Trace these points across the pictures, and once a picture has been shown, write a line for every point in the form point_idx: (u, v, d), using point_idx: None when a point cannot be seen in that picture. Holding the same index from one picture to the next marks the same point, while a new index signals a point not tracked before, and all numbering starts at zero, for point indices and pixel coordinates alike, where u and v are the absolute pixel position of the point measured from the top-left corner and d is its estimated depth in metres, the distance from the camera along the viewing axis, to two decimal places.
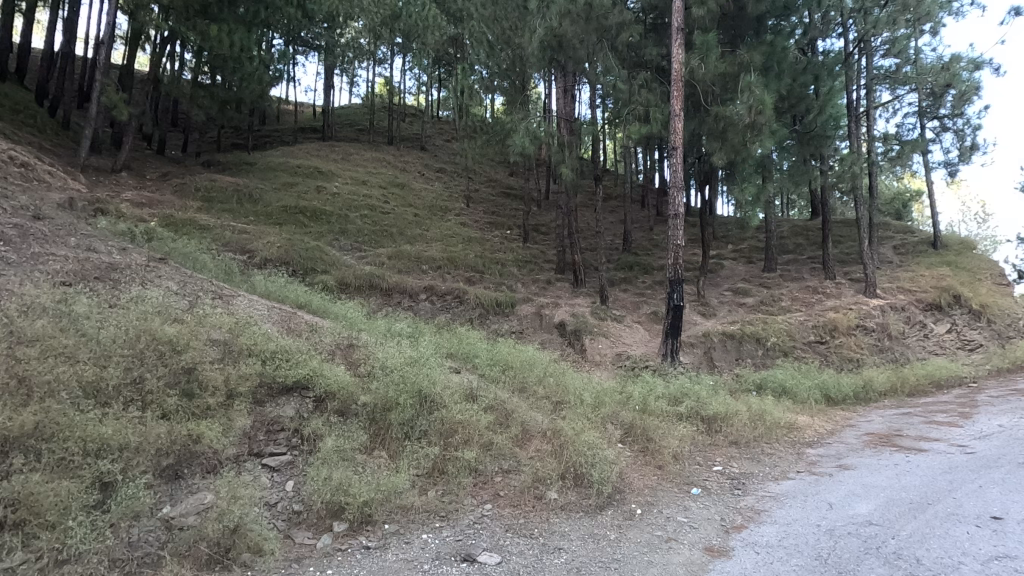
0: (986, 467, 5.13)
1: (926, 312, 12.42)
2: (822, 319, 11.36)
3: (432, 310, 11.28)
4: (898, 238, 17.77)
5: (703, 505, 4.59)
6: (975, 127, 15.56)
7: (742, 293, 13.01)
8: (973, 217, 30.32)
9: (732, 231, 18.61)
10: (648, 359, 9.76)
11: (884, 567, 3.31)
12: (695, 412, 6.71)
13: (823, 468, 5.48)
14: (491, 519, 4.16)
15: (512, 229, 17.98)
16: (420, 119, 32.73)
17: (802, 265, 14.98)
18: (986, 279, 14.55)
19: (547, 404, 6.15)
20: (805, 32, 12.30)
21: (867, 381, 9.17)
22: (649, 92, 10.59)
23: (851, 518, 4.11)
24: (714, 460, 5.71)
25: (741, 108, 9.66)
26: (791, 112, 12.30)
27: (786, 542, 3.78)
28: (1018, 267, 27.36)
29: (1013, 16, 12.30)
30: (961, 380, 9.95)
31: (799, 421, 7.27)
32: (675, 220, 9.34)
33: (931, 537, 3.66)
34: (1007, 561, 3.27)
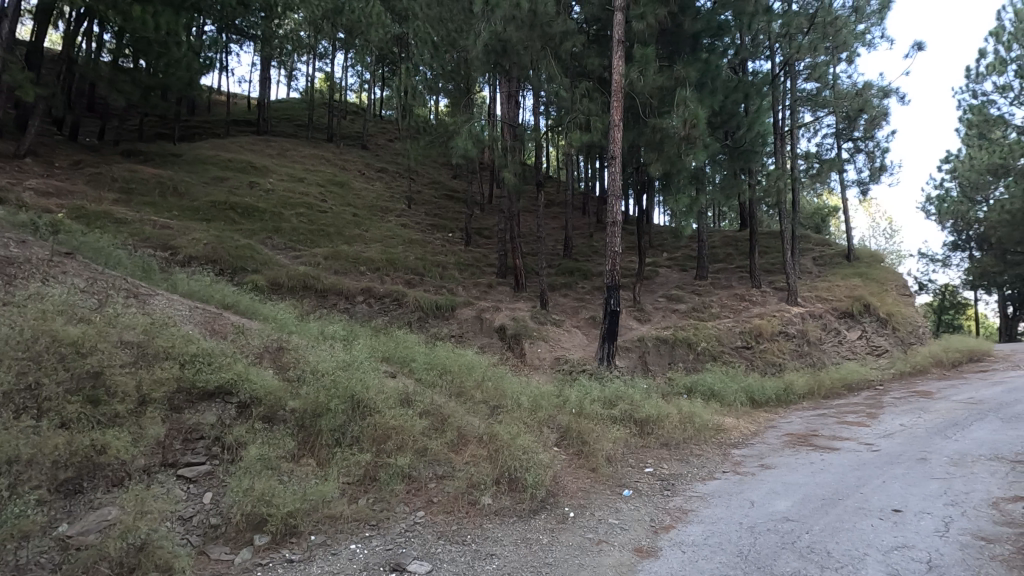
0: (889, 463, 5.54)
1: (841, 319, 13.31)
2: (748, 325, 11.95)
3: (369, 312, 11.00)
4: (817, 251, 19.00)
5: (634, 506, 4.70)
6: (884, 150, 16.88)
7: (676, 299, 13.51)
8: (882, 232, 32.89)
9: (667, 240, 19.28)
10: (585, 363, 9.92)
11: (798, 561, 3.48)
12: (629, 415, 6.87)
13: (746, 468, 5.73)
14: (423, 527, 4.07)
15: (454, 232, 17.85)
16: (360, 117, 31.96)
17: (731, 274, 15.72)
18: (892, 290, 15.80)
19: (484, 409, 6.10)
20: (737, 53, 12.86)
21: (788, 384, 9.71)
22: (591, 101, 10.82)
23: (770, 514, 4.31)
24: (645, 462, 5.86)
25: (677, 121, 10.05)
26: (723, 128, 12.90)
27: (711, 540, 3.91)
28: (919, 279, 30.04)
29: (916, 50, 13.49)
30: (870, 383, 10.73)
31: (727, 422, 7.59)
32: (613, 227, 9.56)
33: (840, 531, 3.89)
34: (906, 551, 3.51)
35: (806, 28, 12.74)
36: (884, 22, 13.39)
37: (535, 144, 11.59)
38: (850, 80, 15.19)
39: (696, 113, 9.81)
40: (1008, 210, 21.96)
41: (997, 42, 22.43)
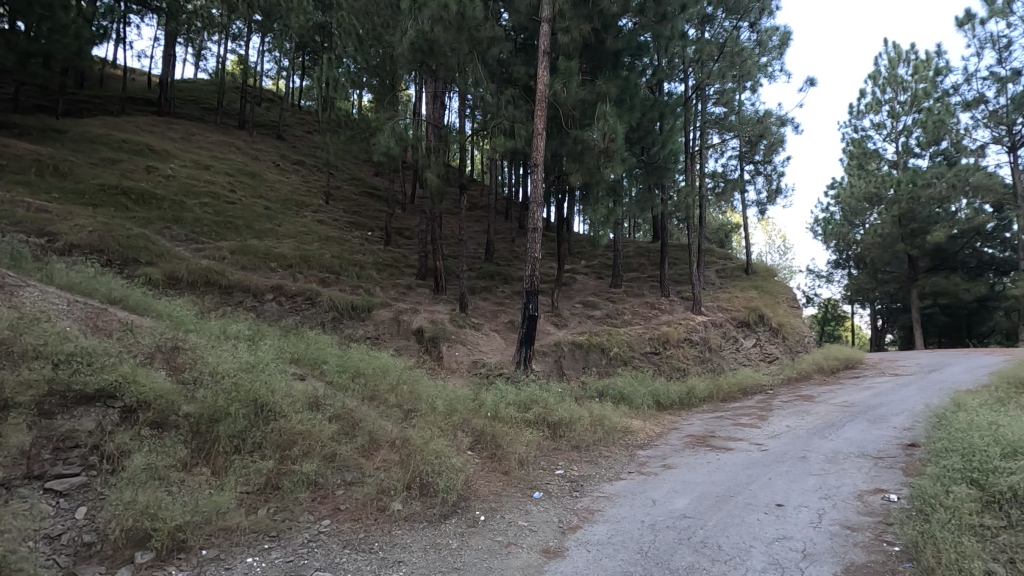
0: (775, 461, 6.05)
1: (739, 328, 14.36)
2: (657, 332, 12.57)
3: (279, 312, 10.43)
4: (720, 264, 20.41)
5: (544, 508, 4.79)
6: (780, 174, 18.45)
7: (591, 306, 13.97)
8: (776, 249, 35.91)
9: (585, 248, 19.90)
10: (502, 367, 10.01)
11: (693, 555, 3.70)
12: (543, 419, 7.01)
13: (650, 468, 6.03)
14: (328, 536, 3.91)
15: (374, 230, 17.38)
16: (277, 105, 30.37)
17: (644, 283, 16.49)
18: (783, 302, 17.26)
19: (398, 412, 5.98)
20: (654, 74, 13.57)
21: (690, 388, 10.32)
22: (515, 108, 10.98)
23: (670, 512, 4.56)
24: (556, 464, 6.00)
25: (597, 134, 10.41)
26: (639, 143, 13.50)
27: (614, 539, 4.07)
28: (807, 293, 33.13)
29: (809, 85, 14.90)
30: (762, 387, 11.65)
31: (634, 425, 7.93)
32: (534, 233, 9.72)
33: (731, 525, 4.19)
34: (786, 542, 3.84)
35: (717, 56, 13.67)
36: (783, 57, 14.67)
37: (460, 146, 11.58)
38: (753, 108, 16.51)
39: (615, 128, 10.23)
40: (880, 234, 24.74)
41: (875, 84, 25.28)
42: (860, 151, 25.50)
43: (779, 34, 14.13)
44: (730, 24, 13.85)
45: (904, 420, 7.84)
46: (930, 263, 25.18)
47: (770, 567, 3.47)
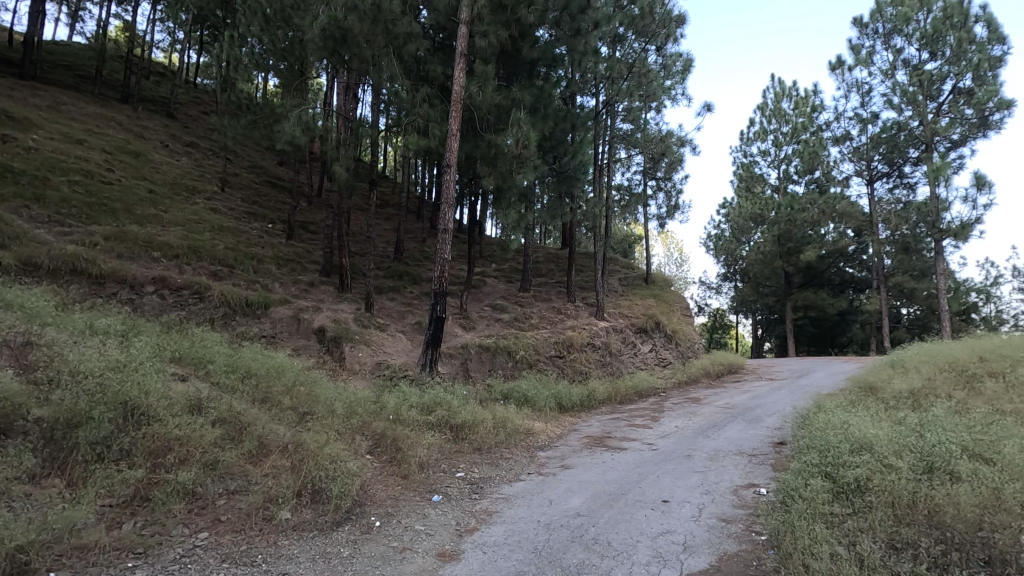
0: (663, 460, 6.43)
1: (637, 334, 15.13)
2: (562, 336, 12.92)
3: (161, 305, 9.51)
4: (623, 272, 21.42)
5: (442, 511, 4.75)
6: (678, 191, 19.73)
7: (500, 309, 14.09)
8: (674, 260, 38.38)
9: (496, 252, 20.05)
10: (408, 368, 9.81)
11: (584, 552, 3.83)
12: (445, 421, 6.96)
13: (549, 469, 6.17)
14: (205, 550, 3.59)
15: (274, 222, 16.38)
16: (168, 80, 27.79)
17: (551, 288, 16.90)
18: (678, 310, 18.44)
19: (291, 416, 5.65)
20: (568, 86, 14.02)
21: (591, 391, 10.72)
22: (431, 107, 10.83)
23: (564, 511, 4.69)
24: (457, 467, 5.98)
25: (510, 140, 10.56)
26: (552, 152, 13.86)
27: (510, 539, 4.12)
28: (699, 303, 35.69)
29: (707, 110, 16.09)
30: (655, 390, 12.33)
31: (536, 426, 8.09)
32: (444, 234, 9.66)
33: (620, 522, 4.39)
34: (669, 536, 4.08)
35: (626, 74, 14.36)
36: (685, 82, 15.72)
37: (371, 141, 11.24)
38: (657, 126, 17.53)
39: (528, 135, 10.41)
40: (762, 251, 27.22)
41: (762, 115, 27.82)
42: (748, 175, 27.90)
43: (682, 61, 15.15)
44: (640, 45, 14.53)
45: (775, 420, 8.67)
46: (802, 279, 28.07)
47: (654, 560, 3.67)
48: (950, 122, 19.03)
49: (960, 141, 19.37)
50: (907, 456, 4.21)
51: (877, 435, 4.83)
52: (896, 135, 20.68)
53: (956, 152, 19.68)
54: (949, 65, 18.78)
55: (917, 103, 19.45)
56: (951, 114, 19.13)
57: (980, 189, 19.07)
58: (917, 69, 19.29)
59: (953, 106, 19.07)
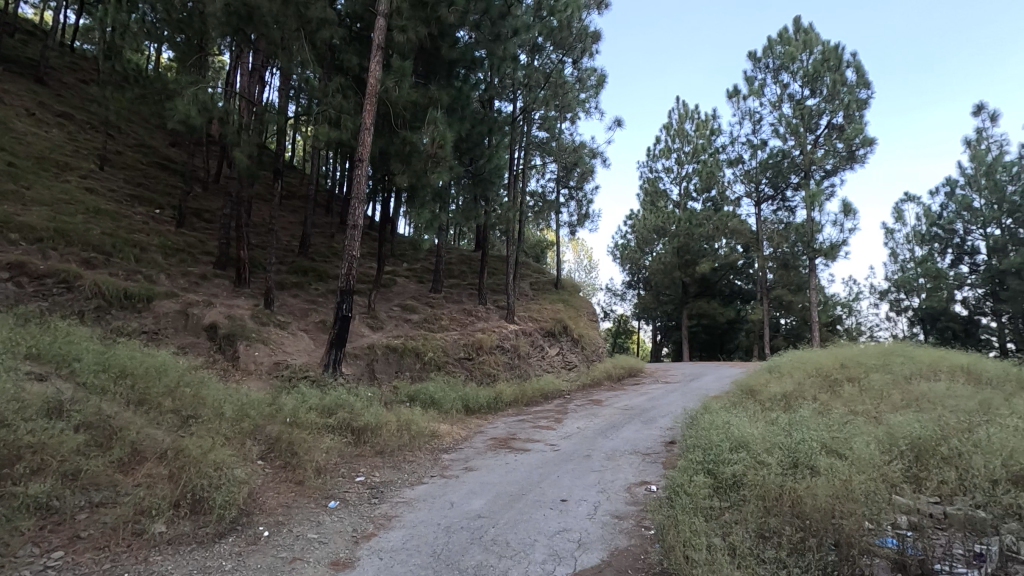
0: (564, 460, 6.62)
1: (545, 337, 15.50)
2: (471, 338, 12.92)
3: (18, 294, 8.36)
4: (533, 277, 21.84)
5: (338, 518, 4.56)
6: (589, 201, 20.45)
7: (409, 310, 13.84)
8: (583, 266, 39.77)
9: (408, 251, 19.68)
10: (309, 369, 9.34)
11: (483, 553, 3.85)
12: (346, 424, 6.70)
13: (452, 471, 6.15)
14: (58, 572, 3.19)
15: (162, 208, 14.98)
16: (37, 39, 24.54)
17: (463, 290, 16.86)
18: (585, 315, 19.10)
19: (173, 419, 5.19)
20: (487, 89, 14.10)
21: (498, 393, 10.81)
22: (344, 98, 10.41)
23: (465, 513, 4.70)
24: (357, 471, 5.79)
25: (426, 139, 10.43)
26: (468, 154, 13.84)
27: (409, 544, 4.05)
28: (605, 308, 37.26)
29: (617, 125, 16.84)
30: (561, 392, 12.66)
31: (441, 429, 8.01)
32: (354, 230, 9.33)
33: (520, 522, 4.46)
34: (566, 534, 4.21)
35: (543, 83, 14.70)
36: (598, 96, 16.36)
37: (278, 129, 10.60)
38: (571, 137, 18.07)
39: (444, 135, 10.30)
40: (663, 261, 29.00)
41: (668, 133, 29.61)
42: (653, 190, 29.55)
43: (596, 76, 15.76)
44: (557, 57, 14.92)
45: (668, 420, 9.24)
46: (697, 289, 30.18)
47: (549, 558, 3.77)
48: (825, 153, 21.33)
49: (833, 171, 21.73)
50: (776, 453, 4.65)
51: (753, 434, 5.26)
52: (781, 161, 22.79)
53: (829, 180, 22.05)
54: (825, 102, 21.02)
55: (799, 134, 21.60)
56: (826, 146, 21.45)
57: (846, 215, 21.56)
58: (800, 104, 21.46)
59: (827, 139, 21.39)
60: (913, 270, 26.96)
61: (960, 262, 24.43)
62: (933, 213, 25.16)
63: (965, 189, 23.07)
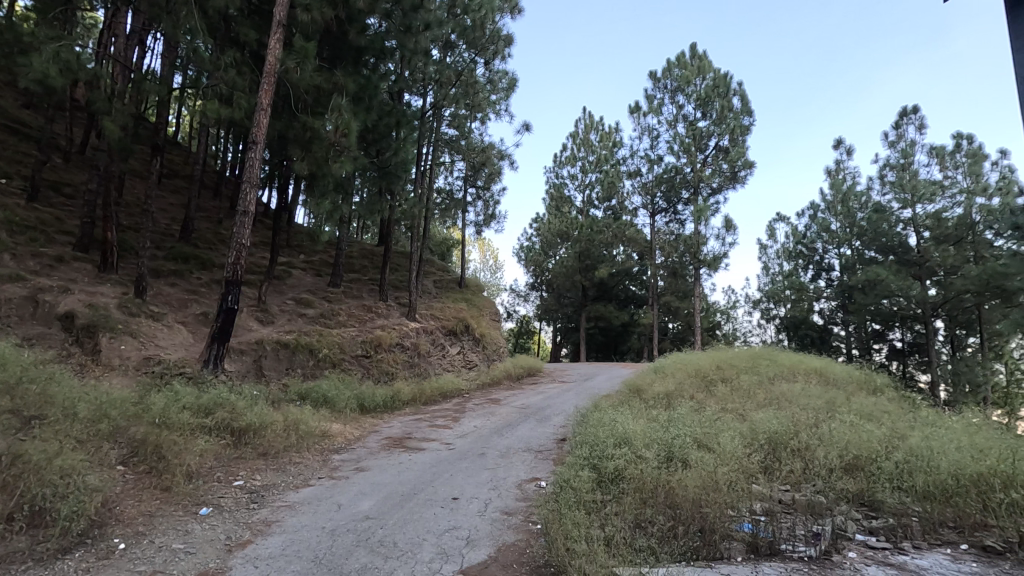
0: (458, 459, 6.62)
1: (447, 336, 15.39)
2: (370, 335, 12.50)
3: None
4: (438, 275, 21.68)
5: (209, 526, 4.22)
6: (496, 201, 20.65)
7: (304, 304, 13.15)
8: (488, 267, 40.10)
9: (305, 242, 18.69)
10: (185, 365, 8.57)
11: (368, 555, 3.75)
12: (225, 424, 6.23)
13: (342, 472, 5.92)
14: None
15: (10, 177, 13.02)
16: None
17: (363, 286, 16.31)
18: (487, 315, 19.24)
19: (11, 420, 4.53)
20: (396, 81, 13.78)
21: (395, 392, 10.58)
22: (238, 74, 9.69)
23: (353, 515, 4.54)
24: (235, 475, 5.39)
25: (328, 125, 9.98)
26: (374, 146, 13.37)
27: (288, 549, 3.84)
28: (507, 309, 37.90)
29: (525, 129, 17.19)
30: (460, 391, 12.65)
31: (333, 429, 7.69)
32: (243, 217, 8.71)
33: (409, 522, 4.40)
34: (456, 532, 4.22)
35: (454, 81, 14.65)
36: (509, 99, 16.58)
37: (158, 99, 9.63)
38: (481, 137, 18.17)
39: (348, 123, 9.93)
40: (565, 265, 29.99)
41: (574, 141, 30.68)
42: (558, 195, 30.55)
43: (507, 79, 16.01)
44: (469, 55, 14.89)
45: (561, 418, 9.56)
46: (595, 292, 31.55)
47: (436, 557, 3.76)
48: (712, 172, 23.23)
49: (718, 189, 23.69)
50: (653, 448, 4.99)
51: (636, 430, 5.62)
52: (674, 177, 24.48)
53: (714, 198, 24.01)
54: (714, 125, 22.85)
55: (690, 152, 23.32)
56: (713, 166, 23.35)
57: (728, 230, 23.59)
58: (692, 124, 23.17)
59: (714, 160, 23.29)
60: (781, 283, 30.14)
61: (818, 277, 27.62)
62: (799, 232, 28.20)
63: (825, 212, 26.15)
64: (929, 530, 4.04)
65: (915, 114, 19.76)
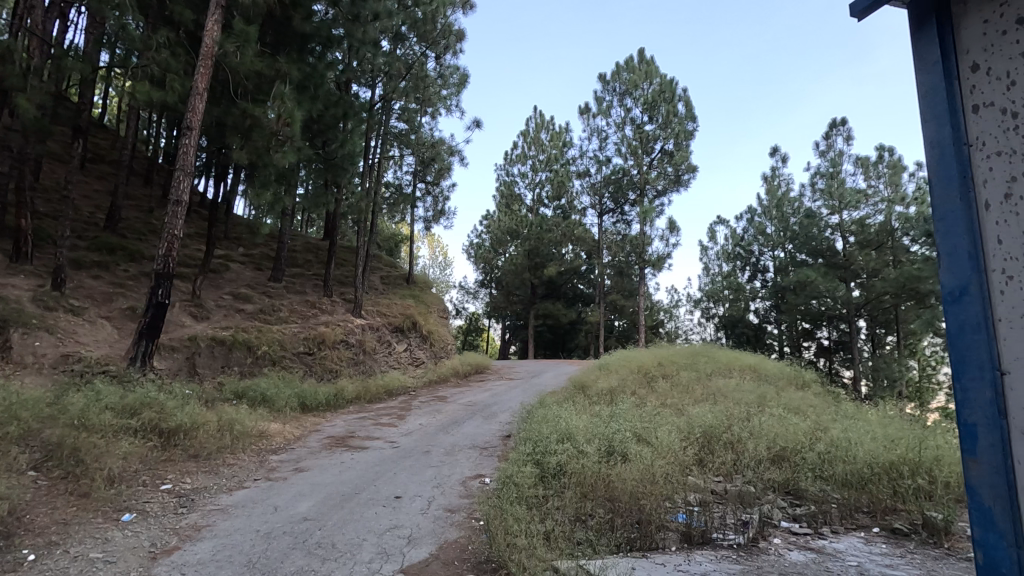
0: (403, 457, 6.53)
1: (393, 333, 15.13)
2: (313, 332, 12.12)
3: None
4: (385, 270, 21.29)
5: (132, 532, 3.99)
6: (445, 197, 20.48)
7: (243, 299, 12.61)
8: (437, 264, 39.78)
9: (244, 234, 17.92)
10: (109, 362, 8.05)
11: (305, 558, 3.65)
12: (153, 425, 5.91)
13: (279, 473, 5.73)
14: None
15: None
16: None
17: (307, 281, 15.80)
18: (435, 311, 19.03)
19: None
20: (344, 71, 13.42)
21: (339, 390, 10.30)
22: (172, 56, 9.17)
23: (290, 517, 4.41)
24: (163, 479, 5.12)
25: (270, 113, 9.59)
26: (320, 136, 12.94)
27: (218, 555, 3.68)
28: (456, 306, 37.77)
29: (476, 126, 17.17)
30: (406, 389, 12.47)
31: (272, 429, 7.42)
32: (176, 207, 8.24)
33: (349, 522, 4.31)
34: (397, 531, 4.17)
35: (404, 74, 14.41)
36: (459, 95, 16.50)
37: (81, 78, 8.98)
38: (430, 132, 17.98)
39: (292, 112, 9.59)
40: (514, 263, 30.17)
41: (525, 139, 30.86)
42: (508, 193, 30.65)
43: (458, 74, 15.96)
44: (420, 49, 14.70)
45: (507, 415, 9.62)
46: (544, 290, 31.89)
47: (376, 556, 3.70)
48: (657, 175, 23.94)
49: (662, 192, 24.45)
50: (595, 442, 5.10)
51: (578, 426, 5.71)
52: (621, 178, 25.06)
53: (659, 200, 24.73)
54: (659, 129, 23.50)
55: (637, 155, 23.94)
56: (658, 169, 24.05)
57: (672, 231, 24.35)
58: (640, 128, 23.75)
59: (659, 163, 23.98)
60: (720, 283, 31.40)
61: (754, 278, 28.98)
62: (737, 234, 29.47)
63: (761, 216, 27.44)
64: (846, 515, 4.31)
65: (844, 126, 21.02)
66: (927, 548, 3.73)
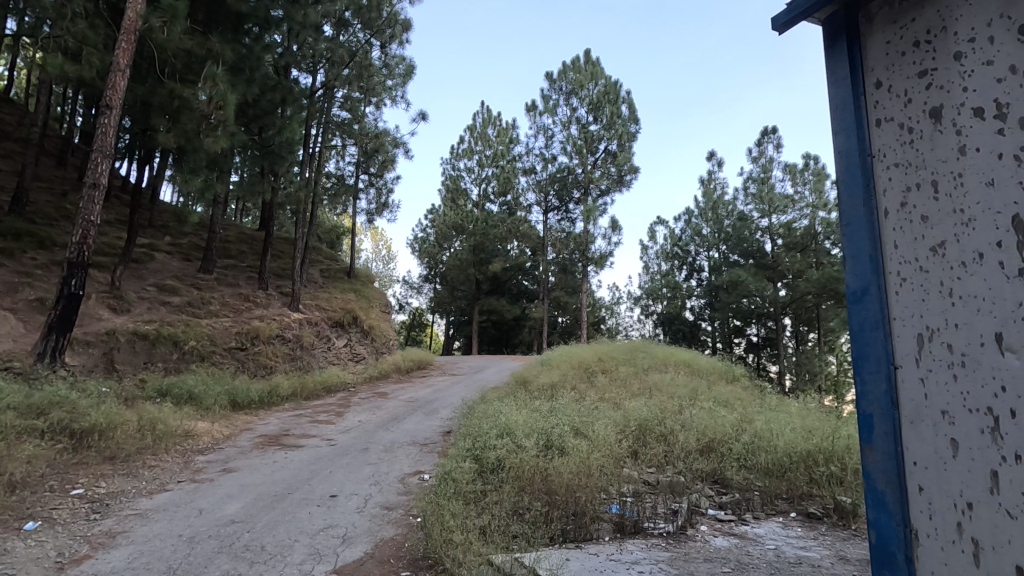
0: (340, 455, 6.36)
1: (332, 328, 14.69)
2: (246, 326, 11.58)
3: None
4: (325, 263, 20.62)
5: (36, 542, 3.69)
6: (389, 190, 20.05)
7: (168, 291, 11.88)
8: (380, 257, 38.99)
9: (171, 222, 16.88)
10: (12, 358, 7.39)
11: (230, 562, 3.49)
12: (63, 426, 5.48)
13: (206, 474, 5.45)
14: None
15: None
16: None
17: (240, 273, 15.08)
18: (377, 306, 18.62)
19: None
20: (283, 55, 12.85)
21: (273, 387, 9.90)
22: (89, 27, 8.48)
23: (216, 520, 4.20)
24: (74, 483, 4.76)
25: (200, 95, 9.06)
26: (255, 121, 12.35)
27: (135, 563, 3.46)
28: (399, 300, 37.19)
29: (421, 118, 16.90)
30: (345, 385, 12.14)
31: (199, 428, 7.05)
32: (92, 190, 7.64)
33: (280, 523, 4.16)
34: (331, 530, 4.06)
35: (347, 62, 13.94)
36: (405, 86, 16.20)
37: None
38: (375, 122, 17.54)
39: (225, 95, 9.10)
40: (459, 258, 30.02)
41: (472, 134, 30.71)
42: (454, 187, 30.44)
43: (404, 65, 15.69)
44: (364, 36, 14.28)
45: (449, 411, 9.55)
46: (488, 286, 31.89)
47: (308, 558, 3.59)
48: (601, 175, 24.45)
49: (605, 192, 25.00)
50: (533, 437, 5.17)
51: (518, 420, 5.76)
52: (566, 176, 25.42)
53: (602, 199, 25.24)
54: (604, 129, 23.97)
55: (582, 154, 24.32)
56: (602, 169, 24.56)
57: (614, 230, 24.93)
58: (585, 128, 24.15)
59: (603, 163, 24.49)
60: (659, 281, 32.45)
61: (691, 277, 30.17)
62: (676, 235, 30.55)
63: (698, 218, 28.58)
64: (767, 502, 4.58)
65: (774, 135, 22.23)
66: (837, 530, 4.03)
